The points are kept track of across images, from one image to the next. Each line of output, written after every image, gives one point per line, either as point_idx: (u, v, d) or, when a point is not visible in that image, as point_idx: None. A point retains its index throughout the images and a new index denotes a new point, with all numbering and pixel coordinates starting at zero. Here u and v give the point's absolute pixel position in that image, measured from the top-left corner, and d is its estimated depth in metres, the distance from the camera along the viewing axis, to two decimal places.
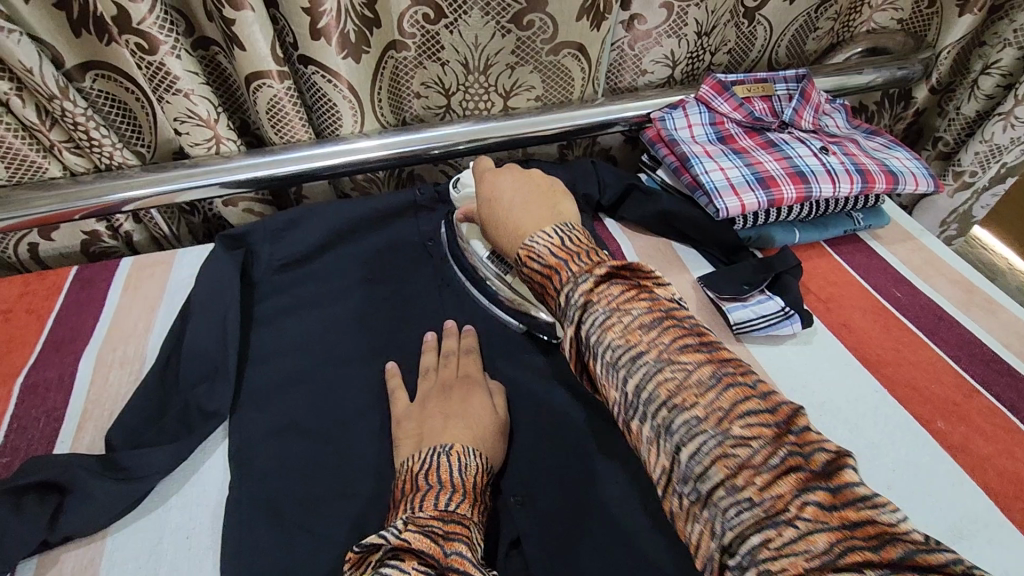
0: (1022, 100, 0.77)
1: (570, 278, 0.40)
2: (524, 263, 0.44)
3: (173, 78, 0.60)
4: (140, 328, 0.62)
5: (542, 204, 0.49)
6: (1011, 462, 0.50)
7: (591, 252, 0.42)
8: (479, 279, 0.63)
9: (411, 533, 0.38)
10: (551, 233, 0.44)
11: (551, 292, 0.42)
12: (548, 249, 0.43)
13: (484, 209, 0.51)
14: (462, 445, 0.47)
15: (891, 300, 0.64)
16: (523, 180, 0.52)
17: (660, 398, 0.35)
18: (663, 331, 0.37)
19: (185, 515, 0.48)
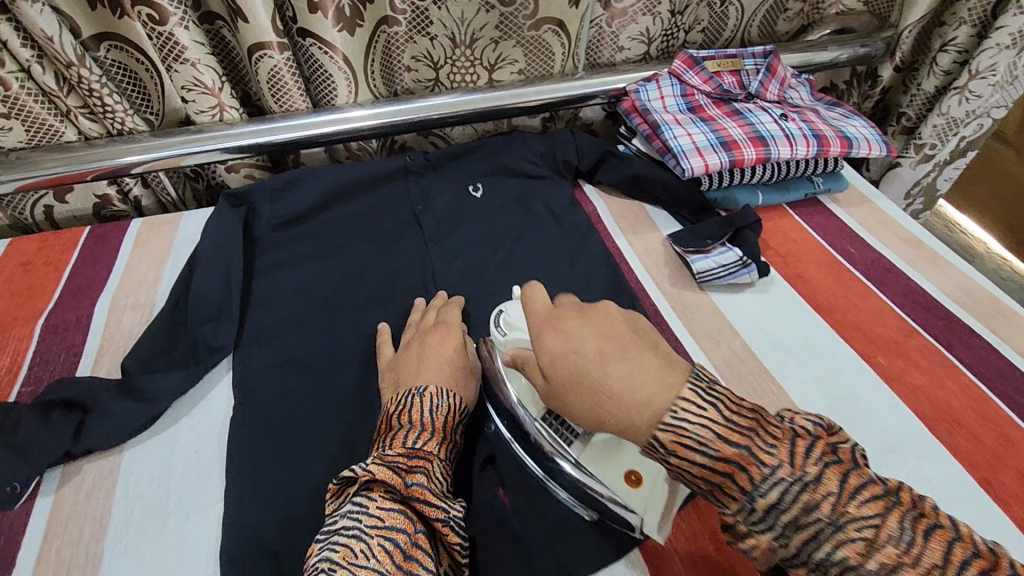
0: (974, 76, 0.82)
1: (768, 474, 0.32)
2: (676, 457, 0.34)
3: (181, 47, 0.65)
4: (150, 278, 0.67)
5: (641, 354, 0.37)
6: (941, 391, 0.55)
7: (760, 421, 0.34)
8: (526, 443, 0.49)
9: (376, 466, 0.42)
10: (697, 404, 0.34)
11: (731, 489, 0.33)
12: (702, 432, 0.33)
13: (554, 364, 0.39)
14: (436, 386, 0.50)
15: (844, 255, 0.69)
16: (602, 325, 0.39)
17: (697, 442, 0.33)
18: (846, 485, 0.32)
19: (194, 433, 0.53)
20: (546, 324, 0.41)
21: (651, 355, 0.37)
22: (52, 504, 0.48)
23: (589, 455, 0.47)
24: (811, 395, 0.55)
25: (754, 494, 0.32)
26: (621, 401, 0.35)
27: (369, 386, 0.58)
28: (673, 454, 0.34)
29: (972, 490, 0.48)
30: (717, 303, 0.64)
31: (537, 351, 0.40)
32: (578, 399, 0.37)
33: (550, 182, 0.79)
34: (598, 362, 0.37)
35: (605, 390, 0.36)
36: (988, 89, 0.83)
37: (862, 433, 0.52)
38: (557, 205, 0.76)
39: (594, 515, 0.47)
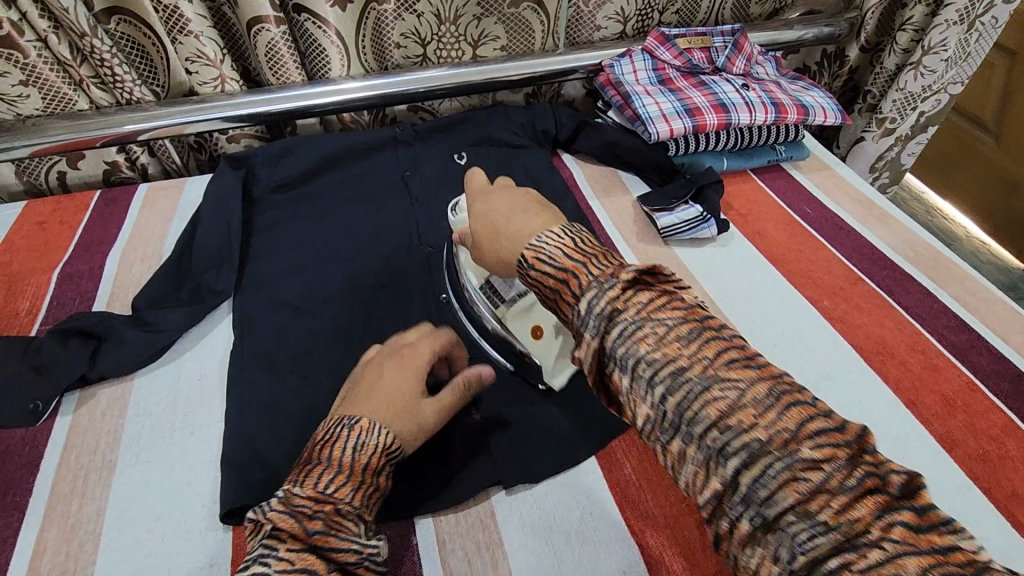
0: (929, 51, 0.87)
1: (593, 283, 0.39)
2: (534, 270, 0.42)
3: (185, 20, 0.71)
4: (157, 234, 0.73)
5: (539, 213, 0.46)
6: (879, 329, 0.61)
7: (604, 253, 0.41)
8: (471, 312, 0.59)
9: (278, 512, 0.38)
10: (561, 235, 0.42)
11: (567, 298, 0.40)
12: (559, 250, 0.41)
13: (475, 226, 0.48)
14: (370, 420, 0.43)
15: (801, 215, 0.75)
16: (515, 196, 0.48)
17: (640, 353, 0.36)
18: (704, 344, 0.36)
19: (198, 365, 0.58)
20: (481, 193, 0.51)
21: (546, 211, 0.46)
22: (71, 421, 0.53)
23: (511, 315, 0.58)
24: (759, 332, 0.61)
25: (580, 301, 0.39)
26: (514, 243, 0.45)
27: (358, 326, 0.63)
28: (534, 271, 0.42)
29: (897, 410, 0.54)
30: (679, 255, 0.70)
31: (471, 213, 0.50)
32: (489, 245, 0.47)
33: (531, 150, 0.84)
34: (504, 218, 0.46)
35: (506, 236, 0.45)
36: (941, 64, 0.89)
37: (803, 365, 0.58)
38: (536, 170, 0.81)
39: (515, 366, 0.57)
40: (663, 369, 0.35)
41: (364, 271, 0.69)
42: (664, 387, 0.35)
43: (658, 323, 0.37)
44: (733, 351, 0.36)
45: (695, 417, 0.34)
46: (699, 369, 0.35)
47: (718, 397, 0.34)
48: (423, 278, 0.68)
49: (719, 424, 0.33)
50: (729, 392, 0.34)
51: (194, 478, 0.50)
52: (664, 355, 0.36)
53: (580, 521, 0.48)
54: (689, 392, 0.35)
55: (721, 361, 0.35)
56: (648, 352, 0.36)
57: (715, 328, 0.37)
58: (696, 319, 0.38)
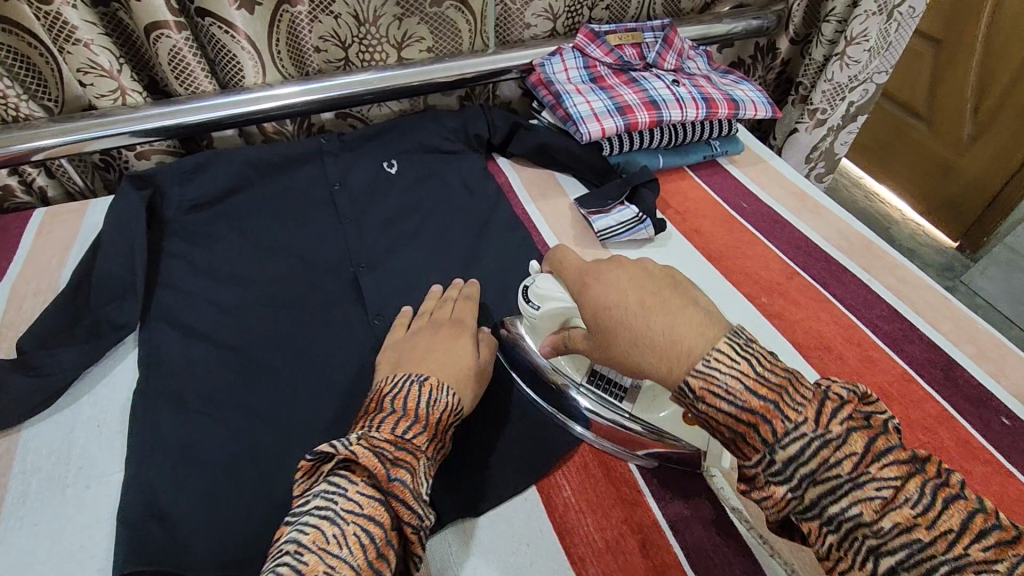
0: (851, 42, 0.87)
1: (789, 429, 0.37)
2: (707, 404, 0.40)
3: (71, 27, 0.65)
4: (54, 263, 0.66)
5: (684, 306, 0.45)
6: (817, 324, 0.60)
7: (793, 382, 0.40)
8: (587, 419, 0.53)
9: (361, 448, 0.42)
10: (730, 359, 0.40)
11: (753, 440, 0.39)
12: (735, 386, 0.39)
13: (584, 303, 0.49)
14: (437, 379, 0.50)
15: (737, 210, 0.74)
16: (635, 276, 0.49)
17: (862, 514, 0.35)
18: (856, 437, 0.37)
19: (96, 409, 0.53)
20: (580, 270, 0.52)
21: (683, 300, 0.46)
22: None
23: (639, 404, 0.52)
24: None
25: (779, 448, 0.37)
26: (679, 363, 0.42)
27: (280, 354, 0.58)
28: (703, 400, 0.40)
29: None
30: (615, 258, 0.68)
31: (581, 296, 0.50)
32: (625, 346, 0.45)
33: (463, 155, 0.81)
34: (644, 315, 0.45)
35: (660, 349, 0.43)
36: (864, 55, 0.89)
37: None
38: (470, 176, 0.78)
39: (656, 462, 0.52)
40: (895, 540, 0.35)
41: (288, 293, 0.64)
42: (894, 558, 0.34)
43: (884, 486, 0.36)
44: (974, 514, 0.35)
45: (846, 513, 0.36)
46: (849, 465, 0.36)
47: (872, 495, 0.36)
48: (352, 298, 0.64)
49: (877, 524, 0.35)
50: (887, 492, 0.35)
51: (88, 538, 0.45)
52: (895, 523, 0.35)
53: (513, 552, 0.47)
54: (927, 569, 0.34)
55: (874, 458, 0.37)
56: (874, 513, 0.35)
57: (943, 484, 0.36)
58: (918, 473, 0.36)
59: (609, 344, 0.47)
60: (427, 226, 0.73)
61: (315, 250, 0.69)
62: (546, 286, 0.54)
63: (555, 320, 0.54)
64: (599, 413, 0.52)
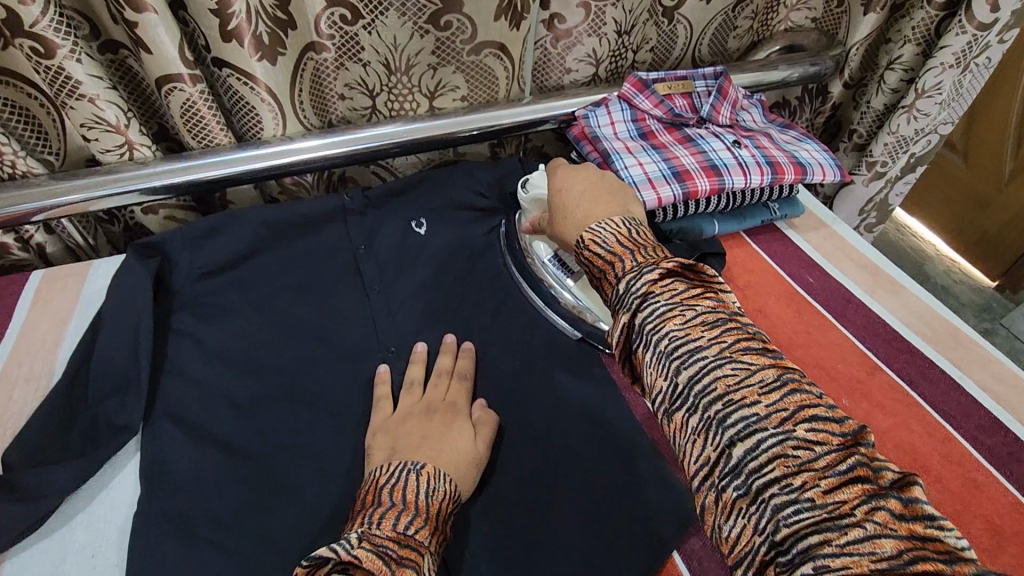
0: (921, 94, 0.81)
1: (634, 267, 0.45)
2: (588, 248, 0.49)
3: (75, 82, 0.58)
4: (49, 341, 0.60)
5: (609, 202, 0.54)
6: (909, 436, 0.53)
7: (654, 248, 0.47)
8: (538, 282, 0.65)
9: (363, 550, 0.40)
10: (616, 224, 0.49)
11: (609, 277, 0.46)
12: (615, 238, 0.48)
13: (549, 201, 0.57)
14: (434, 466, 0.49)
15: (804, 286, 0.68)
16: (590, 176, 0.57)
17: (718, 392, 0.37)
18: (779, 392, 0.37)
19: (90, 534, 0.48)
20: (546, 168, 0.61)
21: (615, 206, 0.53)
22: None
23: (582, 291, 0.63)
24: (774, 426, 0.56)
25: (619, 281, 0.44)
26: (578, 224, 0.53)
27: None
28: (588, 248, 0.49)
29: None
30: None
31: (549, 183, 0.58)
32: (551, 218, 0.56)
33: (498, 215, 0.74)
34: (575, 199, 0.55)
35: (572, 218, 0.54)
36: (935, 108, 0.82)
37: None
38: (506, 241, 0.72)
39: (580, 335, 0.63)
40: (750, 421, 0.36)
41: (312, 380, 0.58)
42: (746, 443, 0.35)
43: (739, 366, 0.38)
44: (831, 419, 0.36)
45: (751, 459, 0.35)
46: (760, 405, 0.36)
47: (789, 454, 0.34)
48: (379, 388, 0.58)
49: (781, 477, 0.34)
50: (800, 450, 0.34)
51: None
52: (753, 408, 0.36)
53: None
54: (764, 446, 0.35)
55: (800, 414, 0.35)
56: (785, 466, 0.34)
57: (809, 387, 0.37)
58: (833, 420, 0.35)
59: (552, 225, 0.57)
60: (460, 299, 0.67)
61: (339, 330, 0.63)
62: (538, 179, 0.63)
63: (539, 208, 0.63)
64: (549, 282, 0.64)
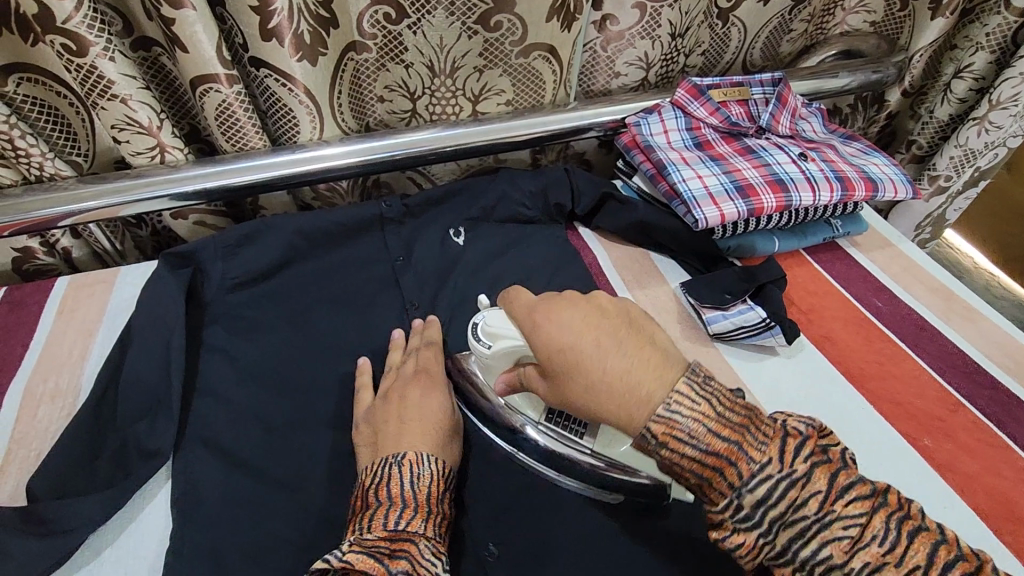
0: (996, 105, 0.76)
1: (757, 470, 0.36)
2: (669, 449, 0.38)
3: (107, 81, 0.55)
4: (76, 355, 0.57)
5: (641, 347, 0.42)
6: (999, 482, 0.50)
7: (754, 419, 0.38)
8: (550, 455, 0.50)
9: (353, 554, 0.39)
10: (691, 400, 0.38)
11: (720, 483, 0.37)
12: (696, 423, 0.38)
13: (554, 356, 0.42)
14: (417, 451, 0.46)
15: (872, 310, 0.63)
16: (591, 314, 0.43)
17: (834, 557, 0.35)
18: (818, 476, 0.36)
19: (119, 570, 0.45)
20: (528, 311, 0.46)
21: (645, 344, 0.42)
22: None
23: (598, 442, 0.49)
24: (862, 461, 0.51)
25: (748, 492, 0.36)
26: (619, 394, 0.40)
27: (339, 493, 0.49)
28: (665, 445, 0.38)
29: None
30: (734, 367, 0.57)
31: (532, 335, 0.44)
32: (575, 387, 0.41)
33: (542, 227, 0.71)
34: (599, 351, 0.41)
35: (609, 391, 0.40)
36: (1009, 120, 0.77)
37: None
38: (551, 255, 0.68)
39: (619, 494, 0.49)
40: (786, 515, 0.36)
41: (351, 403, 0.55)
42: None
43: (850, 526, 0.35)
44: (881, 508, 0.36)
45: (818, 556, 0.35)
46: (814, 505, 0.36)
47: (840, 537, 0.35)
48: None
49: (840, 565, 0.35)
50: (851, 531, 0.35)
51: None
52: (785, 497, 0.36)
53: None
54: (823, 544, 0.35)
55: (838, 497, 0.36)
56: (844, 556, 0.35)
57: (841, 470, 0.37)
58: (826, 466, 0.37)
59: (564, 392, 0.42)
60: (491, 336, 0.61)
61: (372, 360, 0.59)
62: (498, 325, 0.49)
63: (506, 359, 0.49)
64: (544, 440, 0.51)
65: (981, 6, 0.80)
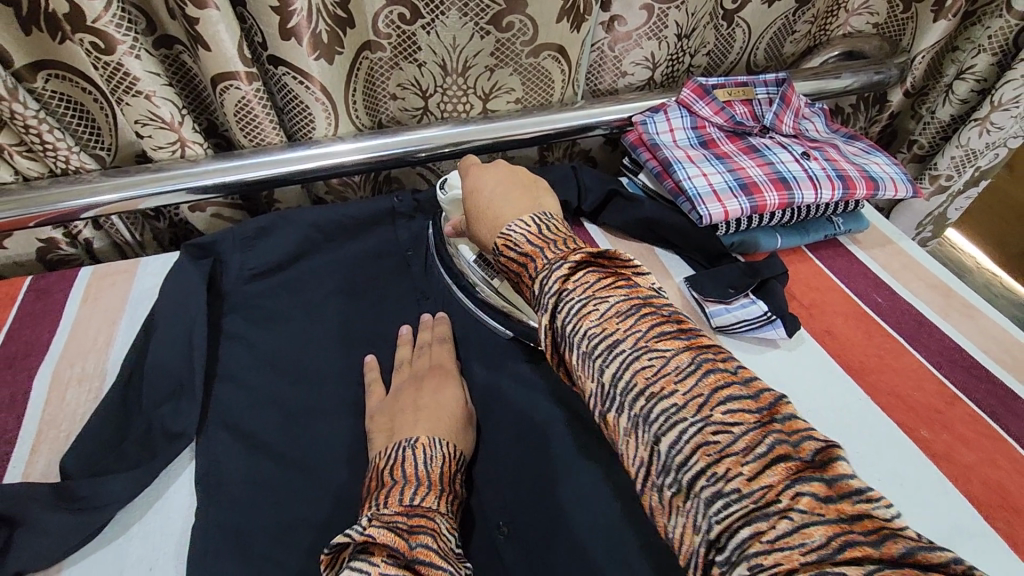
0: (997, 107, 0.77)
1: (546, 265, 0.41)
2: (501, 253, 0.45)
3: (133, 78, 0.57)
4: (100, 341, 0.59)
5: (522, 199, 0.50)
6: (993, 472, 0.51)
7: (568, 240, 0.43)
8: (466, 284, 0.62)
9: (375, 527, 0.39)
10: (528, 223, 0.45)
11: (526, 279, 0.42)
12: (524, 238, 0.44)
13: (466, 204, 0.52)
14: (428, 436, 0.49)
15: (872, 306, 0.65)
16: (503, 177, 0.52)
17: (700, 465, 0.31)
18: (701, 377, 0.33)
19: (146, 546, 0.46)
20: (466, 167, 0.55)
21: (528, 199, 0.49)
22: None
23: (504, 290, 0.59)
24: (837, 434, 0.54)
25: (534, 282, 0.41)
26: (496, 223, 0.48)
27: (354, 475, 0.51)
28: (502, 254, 0.45)
29: None
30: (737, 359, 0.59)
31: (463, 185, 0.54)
32: (473, 223, 0.51)
33: None
34: (490, 200, 0.50)
35: (491, 221, 0.49)
36: (1010, 121, 0.78)
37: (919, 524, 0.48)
38: None
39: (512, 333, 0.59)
40: (657, 408, 0.33)
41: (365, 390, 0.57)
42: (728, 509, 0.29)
43: (719, 430, 0.31)
44: (736, 388, 0.33)
45: (685, 462, 0.31)
46: (693, 406, 0.32)
47: (708, 441, 0.31)
48: None
49: (707, 472, 0.30)
50: (722, 437, 0.31)
51: None
52: (657, 388, 0.33)
53: None
54: (682, 433, 0.32)
55: (718, 402, 0.32)
56: (708, 462, 0.30)
57: (719, 362, 0.34)
58: (695, 346, 0.35)
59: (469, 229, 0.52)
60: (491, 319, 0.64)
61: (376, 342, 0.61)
62: (456, 178, 0.62)
63: (458, 207, 0.62)
64: (473, 282, 0.61)
65: (983, 9, 0.81)
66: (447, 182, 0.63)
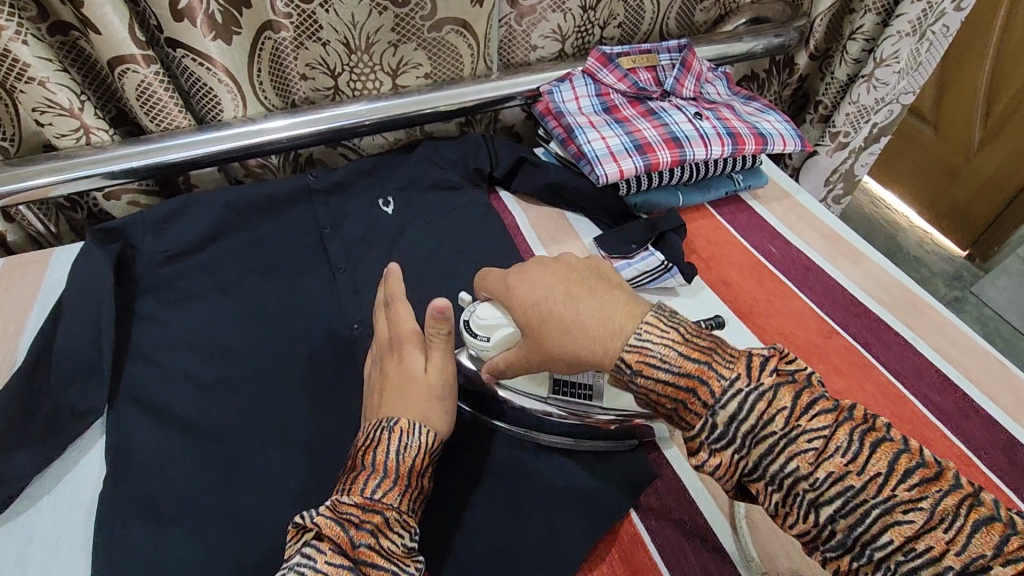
0: (880, 63, 0.83)
1: (728, 389, 0.38)
2: (641, 376, 0.41)
3: (22, 64, 0.57)
4: (11, 331, 0.60)
5: (606, 295, 0.45)
6: (862, 396, 0.56)
7: (716, 346, 0.41)
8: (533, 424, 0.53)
9: (325, 518, 0.40)
10: (660, 328, 0.41)
11: (692, 407, 0.39)
12: (667, 354, 0.40)
13: (530, 320, 0.46)
14: (408, 419, 0.46)
15: (766, 255, 0.69)
16: (560, 272, 0.48)
17: (828, 485, 0.35)
18: (805, 410, 0.37)
19: (56, 515, 0.49)
20: (502, 283, 0.50)
21: (614, 294, 0.45)
22: None
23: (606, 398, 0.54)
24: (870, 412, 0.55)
25: (714, 411, 0.38)
26: (609, 345, 0.42)
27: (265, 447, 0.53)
28: (640, 373, 0.41)
29: None
30: None
31: (512, 298, 0.48)
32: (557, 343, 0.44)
33: (465, 192, 0.74)
34: (571, 306, 0.44)
35: (582, 333, 0.43)
36: (893, 76, 0.84)
37: None
38: (473, 217, 0.72)
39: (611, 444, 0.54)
40: (774, 446, 0.37)
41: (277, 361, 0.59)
42: (855, 524, 0.35)
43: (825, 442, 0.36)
44: (837, 415, 0.37)
45: (812, 486, 0.36)
46: (808, 439, 0.36)
47: (831, 466, 0.36)
48: (346, 364, 0.60)
49: (835, 491, 0.35)
50: (842, 459, 0.36)
51: None
52: (773, 432, 0.37)
53: None
54: (803, 466, 0.36)
55: (822, 425, 0.37)
56: (836, 483, 0.35)
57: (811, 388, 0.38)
58: (789, 380, 0.39)
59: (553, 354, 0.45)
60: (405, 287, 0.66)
61: (286, 312, 0.63)
62: (489, 315, 0.50)
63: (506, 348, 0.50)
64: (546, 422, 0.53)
65: None
66: (478, 318, 0.50)
